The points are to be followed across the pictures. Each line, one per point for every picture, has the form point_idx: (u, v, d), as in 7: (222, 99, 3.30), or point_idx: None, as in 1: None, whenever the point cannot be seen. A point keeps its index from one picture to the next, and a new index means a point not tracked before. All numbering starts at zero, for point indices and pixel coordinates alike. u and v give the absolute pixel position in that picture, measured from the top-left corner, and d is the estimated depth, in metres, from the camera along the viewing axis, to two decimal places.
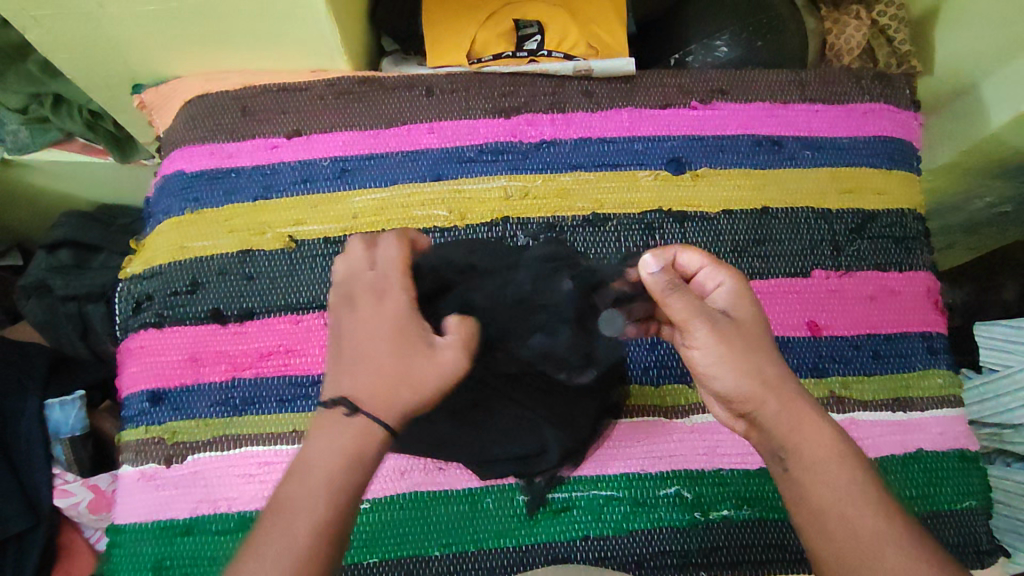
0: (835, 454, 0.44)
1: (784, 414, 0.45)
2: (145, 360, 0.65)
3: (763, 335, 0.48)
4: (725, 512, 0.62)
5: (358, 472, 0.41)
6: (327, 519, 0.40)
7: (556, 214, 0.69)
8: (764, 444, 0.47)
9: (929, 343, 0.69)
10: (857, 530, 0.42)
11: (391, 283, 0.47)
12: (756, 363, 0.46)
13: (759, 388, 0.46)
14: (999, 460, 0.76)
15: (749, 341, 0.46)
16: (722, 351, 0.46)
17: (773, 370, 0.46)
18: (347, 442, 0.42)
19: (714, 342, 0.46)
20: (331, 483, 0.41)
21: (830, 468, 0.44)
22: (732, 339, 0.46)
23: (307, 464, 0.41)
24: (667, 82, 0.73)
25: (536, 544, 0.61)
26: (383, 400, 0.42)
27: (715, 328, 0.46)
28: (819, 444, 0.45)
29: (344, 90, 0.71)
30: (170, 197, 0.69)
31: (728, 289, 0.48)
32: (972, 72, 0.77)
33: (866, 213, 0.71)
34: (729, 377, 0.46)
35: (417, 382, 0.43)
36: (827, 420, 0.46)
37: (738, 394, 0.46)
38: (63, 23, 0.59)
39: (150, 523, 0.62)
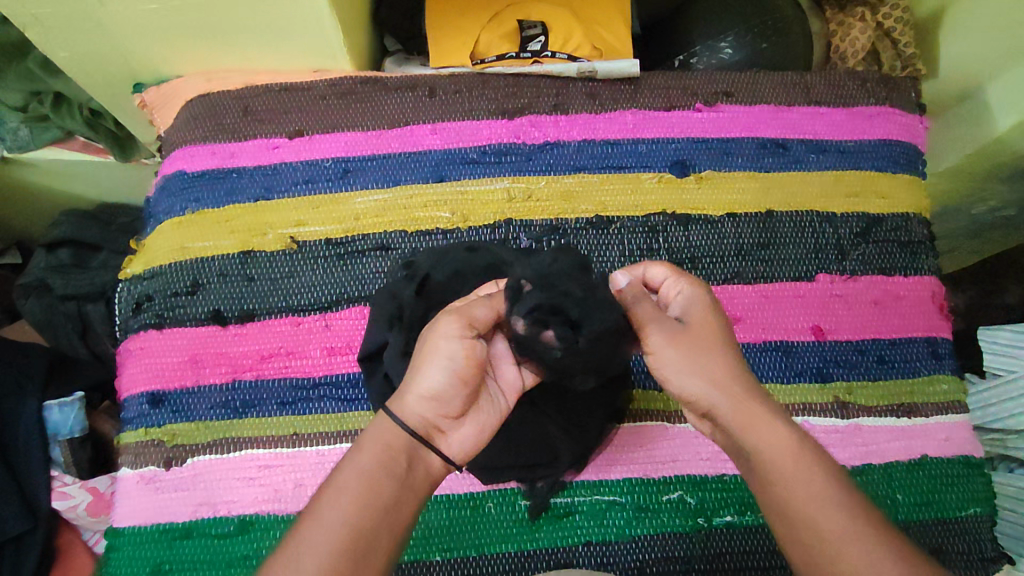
0: (790, 455, 0.42)
1: (737, 415, 0.43)
2: (144, 361, 0.65)
3: (723, 341, 0.46)
4: (728, 518, 0.61)
5: (366, 462, 0.41)
6: (328, 508, 0.39)
7: (560, 216, 0.69)
8: (727, 446, 0.45)
9: (935, 348, 0.69)
10: (823, 535, 0.40)
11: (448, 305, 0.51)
12: (711, 367, 0.44)
13: (715, 390, 0.44)
14: (1002, 466, 0.75)
15: (702, 344, 0.45)
16: (670, 353, 0.45)
17: (726, 371, 0.44)
18: (377, 432, 0.43)
19: (665, 347, 0.45)
20: (339, 476, 0.41)
21: (789, 469, 0.41)
22: (686, 343, 0.45)
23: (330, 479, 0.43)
24: (672, 84, 0.73)
25: (538, 549, 0.60)
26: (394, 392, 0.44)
27: (663, 333, 0.45)
28: (775, 444, 0.42)
29: (347, 91, 0.70)
30: (171, 197, 0.69)
31: (687, 296, 0.48)
32: (978, 76, 0.76)
33: (871, 218, 0.71)
34: (684, 382, 0.45)
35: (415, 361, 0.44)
36: (786, 421, 0.43)
37: (690, 395, 0.45)
38: (63, 21, 0.59)
39: (150, 526, 0.61)
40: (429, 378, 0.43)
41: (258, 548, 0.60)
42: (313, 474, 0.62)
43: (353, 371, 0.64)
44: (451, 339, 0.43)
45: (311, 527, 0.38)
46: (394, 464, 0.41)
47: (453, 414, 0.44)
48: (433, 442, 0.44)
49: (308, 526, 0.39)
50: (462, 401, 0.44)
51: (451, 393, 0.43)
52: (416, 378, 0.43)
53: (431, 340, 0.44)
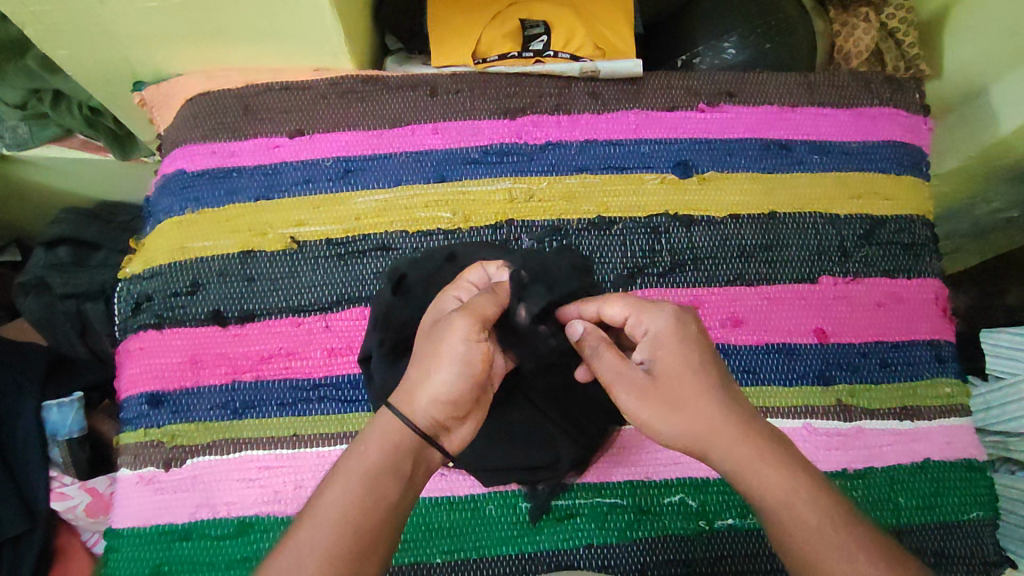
0: (786, 500, 0.40)
1: (730, 460, 0.42)
2: (144, 362, 0.65)
3: (696, 386, 0.44)
4: (730, 521, 0.61)
5: (371, 459, 0.40)
6: (331, 505, 0.39)
7: (561, 217, 0.68)
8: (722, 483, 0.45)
9: (937, 351, 0.68)
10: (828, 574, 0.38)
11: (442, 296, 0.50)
12: (684, 416, 0.44)
13: (698, 440, 0.43)
14: (1003, 468, 0.75)
15: (674, 396, 0.44)
16: (645, 410, 0.45)
17: (711, 419, 0.43)
18: (382, 428, 0.42)
19: (640, 408, 0.45)
20: (343, 472, 0.40)
21: (788, 510, 0.40)
22: (653, 395, 0.45)
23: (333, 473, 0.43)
24: (675, 84, 0.72)
25: (538, 551, 0.60)
26: (398, 390, 0.44)
27: (632, 391, 0.45)
28: (769, 487, 0.41)
29: (348, 90, 0.70)
30: (171, 196, 0.69)
31: (655, 336, 0.47)
32: (982, 77, 0.76)
33: (875, 219, 0.70)
34: (666, 434, 0.45)
35: (423, 360, 0.44)
36: (786, 463, 0.42)
37: (680, 445, 0.45)
38: (62, 19, 0.58)
39: (148, 527, 0.61)
40: (442, 377, 0.43)
41: (257, 549, 0.60)
42: (313, 475, 0.61)
43: (353, 372, 0.64)
44: (467, 339, 0.44)
45: (313, 523, 0.38)
46: (398, 462, 0.41)
47: (460, 414, 0.44)
48: (437, 441, 0.43)
49: (310, 522, 0.38)
50: (468, 400, 0.44)
51: (461, 392, 0.43)
52: (427, 378, 0.43)
53: (446, 340, 0.44)
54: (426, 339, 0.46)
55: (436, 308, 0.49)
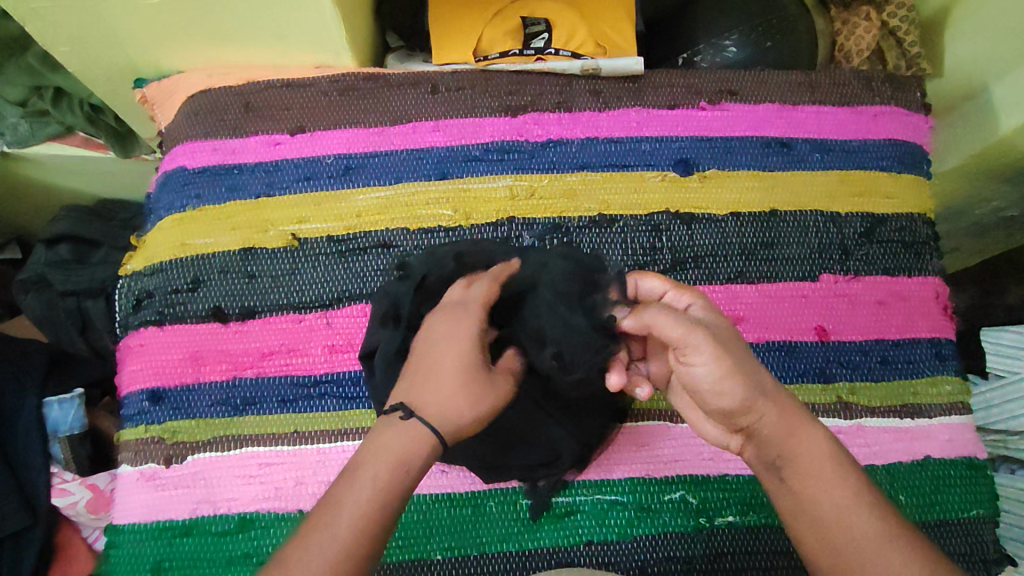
0: (829, 459, 0.44)
1: (782, 422, 0.44)
2: (145, 358, 0.65)
3: (745, 347, 0.46)
4: (730, 518, 0.61)
5: (409, 478, 0.41)
6: (374, 518, 0.39)
7: (562, 214, 0.68)
8: (759, 455, 0.46)
9: (937, 349, 0.68)
10: (855, 533, 0.42)
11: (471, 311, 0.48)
12: (750, 373, 0.44)
13: (763, 395, 0.44)
14: (1004, 467, 0.75)
15: (740, 349, 0.45)
16: (724, 360, 0.43)
17: (765, 378, 0.45)
18: (403, 440, 0.42)
19: (722, 356, 0.43)
20: (379, 482, 0.40)
21: (825, 474, 0.43)
22: (729, 349, 0.44)
23: (349, 470, 0.42)
24: (676, 82, 0.72)
25: (539, 548, 0.60)
26: (438, 410, 0.44)
27: (715, 341, 0.44)
28: (814, 448, 0.44)
29: (348, 87, 0.70)
30: (171, 193, 0.69)
31: (702, 306, 0.48)
32: (983, 75, 0.76)
33: (875, 217, 0.70)
34: (732, 391, 0.44)
35: (476, 400, 0.46)
36: (819, 427, 0.46)
37: (740, 405, 0.44)
38: (63, 15, 0.58)
39: (149, 523, 0.61)
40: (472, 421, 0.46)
41: (258, 546, 0.60)
42: (314, 471, 0.61)
43: (354, 369, 0.64)
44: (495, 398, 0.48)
45: (354, 534, 0.38)
46: (413, 476, 0.42)
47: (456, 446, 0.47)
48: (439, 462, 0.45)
49: (349, 530, 0.38)
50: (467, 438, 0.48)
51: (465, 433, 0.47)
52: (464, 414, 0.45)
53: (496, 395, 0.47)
54: (467, 367, 0.46)
55: (466, 330, 0.47)
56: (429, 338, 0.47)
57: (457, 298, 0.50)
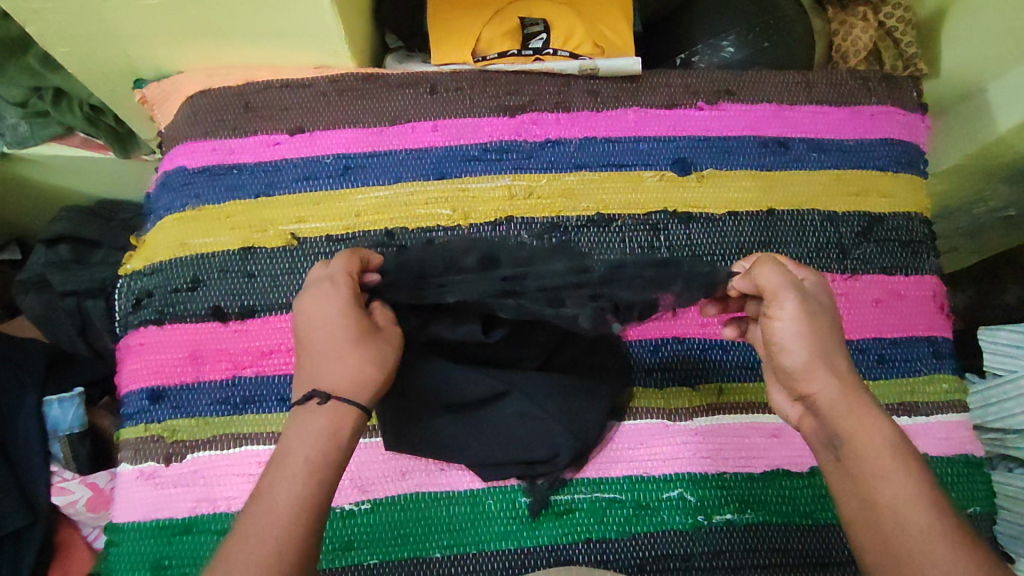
0: (888, 449, 0.44)
1: (844, 401, 0.46)
2: (144, 357, 0.65)
3: (837, 327, 0.49)
4: (728, 516, 0.61)
5: (336, 455, 0.44)
6: (309, 499, 0.41)
7: (561, 214, 0.68)
8: (819, 427, 0.48)
9: (934, 347, 0.69)
10: (910, 525, 0.41)
11: (340, 285, 0.49)
12: (827, 344, 0.48)
13: (831, 368, 0.47)
14: (1002, 465, 0.76)
15: (828, 322, 0.48)
16: (800, 322, 0.48)
17: (841, 357, 0.48)
18: (324, 424, 0.44)
19: (801, 316, 0.48)
20: (308, 467, 0.42)
21: (885, 460, 0.44)
22: (813, 317, 0.48)
23: (276, 460, 0.43)
24: (673, 82, 0.73)
25: (537, 546, 0.60)
26: (348, 385, 0.45)
27: (802, 304, 0.48)
28: (875, 435, 0.45)
29: (347, 87, 0.70)
30: (171, 193, 0.69)
31: (815, 282, 0.51)
32: (980, 75, 0.76)
33: (872, 216, 0.71)
34: (799, 353, 0.48)
35: (375, 362, 0.47)
36: (890, 421, 0.46)
37: (804, 370, 0.48)
38: (63, 16, 0.59)
39: (148, 522, 0.61)
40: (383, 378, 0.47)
41: None
42: None
43: None
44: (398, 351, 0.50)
45: (290, 516, 0.40)
46: (341, 456, 0.44)
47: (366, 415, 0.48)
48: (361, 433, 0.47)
49: (285, 514, 0.40)
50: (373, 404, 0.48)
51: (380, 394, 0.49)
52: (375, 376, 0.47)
53: (393, 351, 0.49)
54: (356, 332, 0.47)
55: (339, 303, 0.48)
56: (307, 319, 0.48)
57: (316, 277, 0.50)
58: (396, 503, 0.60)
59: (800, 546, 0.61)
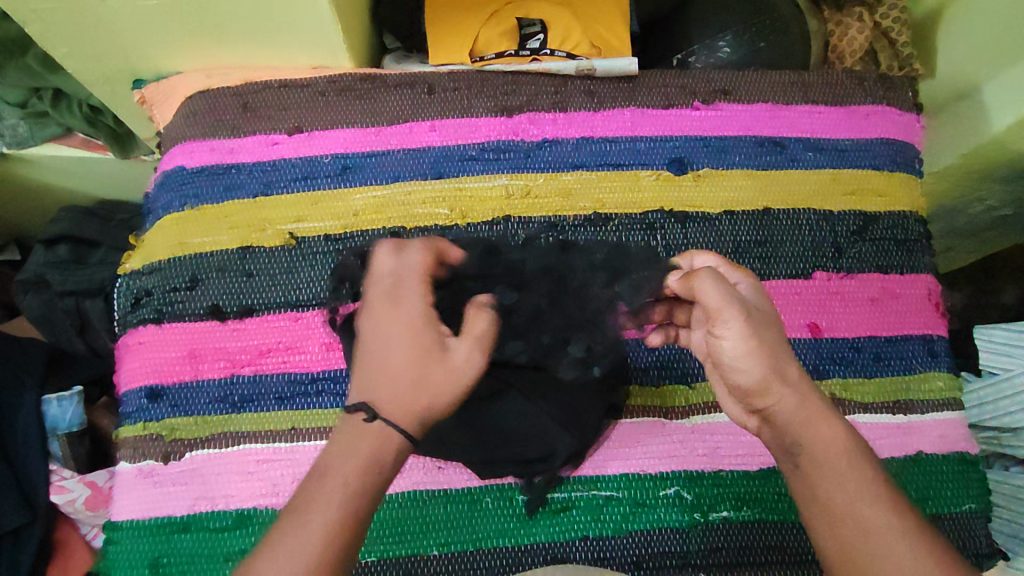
0: (845, 453, 0.44)
1: (798, 411, 0.46)
2: (143, 356, 0.65)
3: (780, 332, 0.48)
4: (724, 513, 0.62)
5: (378, 476, 0.41)
6: (345, 521, 0.39)
7: (558, 213, 0.69)
8: (776, 439, 0.47)
9: (929, 345, 0.69)
10: (869, 526, 0.42)
11: (408, 291, 0.46)
12: (777, 356, 0.46)
13: (781, 380, 0.46)
14: (997, 464, 0.76)
15: (773, 331, 0.47)
16: (748, 337, 0.46)
17: (792, 365, 0.47)
18: (369, 443, 0.41)
19: (748, 330, 0.46)
20: (347, 487, 0.40)
21: (840, 466, 0.44)
22: (759, 329, 0.46)
23: (315, 474, 0.41)
24: (669, 82, 0.73)
25: (535, 543, 0.61)
26: (397, 406, 0.42)
27: (747, 319, 0.46)
28: (832, 440, 0.45)
29: (346, 87, 0.71)
30: (170, 193, 0.69)
31: (748, 285, 0.50)
32: (975, 75, 0.77)
33: (867, 215, 0.71)
34: (752, 371, 0.46)
35: (434, 387, 0.43)
36: (842, 421, 0.46)
37: (758, 386, 0.46)
38: (61, 17, 0.59)
39: (147, 520, 0.61)
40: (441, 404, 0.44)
41: (255, 542, 0.60)
42: None
43: None
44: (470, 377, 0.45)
45: (324, 540, 0.38)
46: (382, 479, 0.41)
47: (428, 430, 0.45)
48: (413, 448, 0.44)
49: (319, 538, 0.38)
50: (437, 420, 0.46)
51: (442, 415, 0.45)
52: (431, 402, 0.43)
53: (463, 374, 0.44)
54: (416, 351, 0.44)
55: (408, 313, 0.45)
56: (373, 322, 0.45)
57: (389, 271, 0.48)
58: (394, 501, 0.61)
59: (795, 543, 0.62)
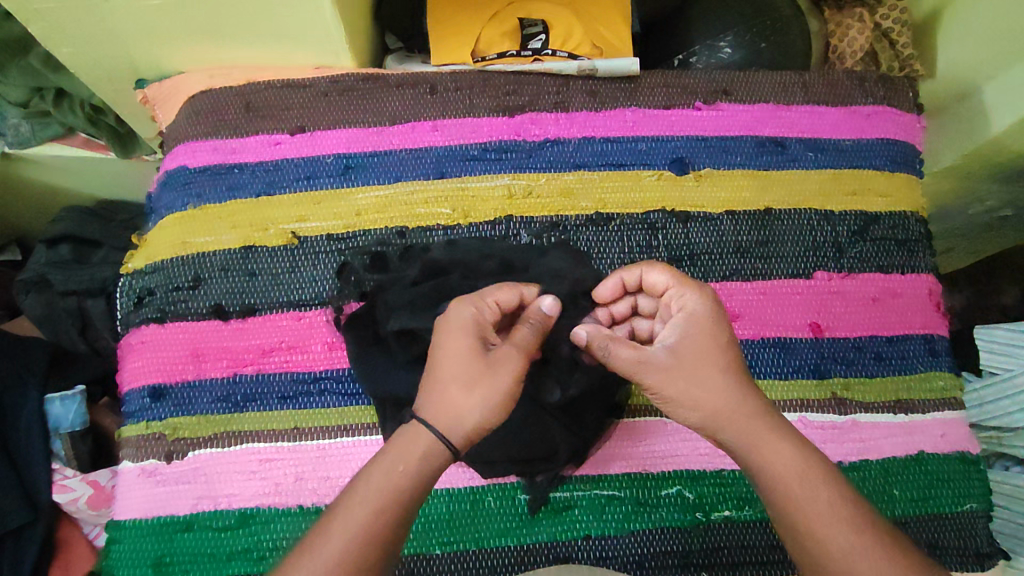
0: (797, 474, 0.45)
1: (739, 437, 0.48)
2: (145, 355, 0.65)
3: (714, 364, 0.49)
4: (726, 513, 0.62)
5: (407, 478, 0.44)
6: (374, 521, 0.42)
7: (559, 213, 0.69)
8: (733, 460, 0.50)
9: (931, 345, 0.69)
10: (828, 547, 0.43)
11: (471, 305, 0.51)
12: (700, 397, 0.48)
13: (711, 418, 0.48)
14: (998, 463, 0.76)
15: (696, 372, 0.49)
16: (665, 388, 0.49)
17: (724, 397, 0.48)
18: (405, 447, 0.45)
19: (662, 382, 0.49)
20: (379, 493, 0.43)
21: (794, 487, 0.45)
22: (678, 376, 0.49)
23: (367, 473, 0.44)
24: (671, 82, 0.73)
25: (537, 543, 0.61)
26: (439, 408, 0.46)
27: (658, 372, 0.49)
28: (779, 463, 0.46)
29: (348, 87, 0.71)
30: (172, 192, 0.69)
31: (684, 315, 0.51)
32: (975, 76, 0.77)
33: (868, 215, 0.71)
34: (683, 413, 0.49)
35: (474, 384, 0.46)
36: (792, 442, 0.47)
37: (696, 422, 0.49)
38: (65, 17, 0.59)
39: (150, 519, 0.61)
40: (483, 408, 0.46)
41: (258, 541, 0.60)
42: (313, 467, 0.62)
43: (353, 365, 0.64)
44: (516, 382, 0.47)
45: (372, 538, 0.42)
46: (413, 481, 0.44)
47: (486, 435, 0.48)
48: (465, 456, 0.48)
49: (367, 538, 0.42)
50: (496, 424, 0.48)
51: (492, 420, 0.47)
52: (471, 406, 0.46)
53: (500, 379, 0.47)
54: (463, 359, 0.47)
55: (461, 323, 0.49)
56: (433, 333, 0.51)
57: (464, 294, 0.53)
58: None
59: None
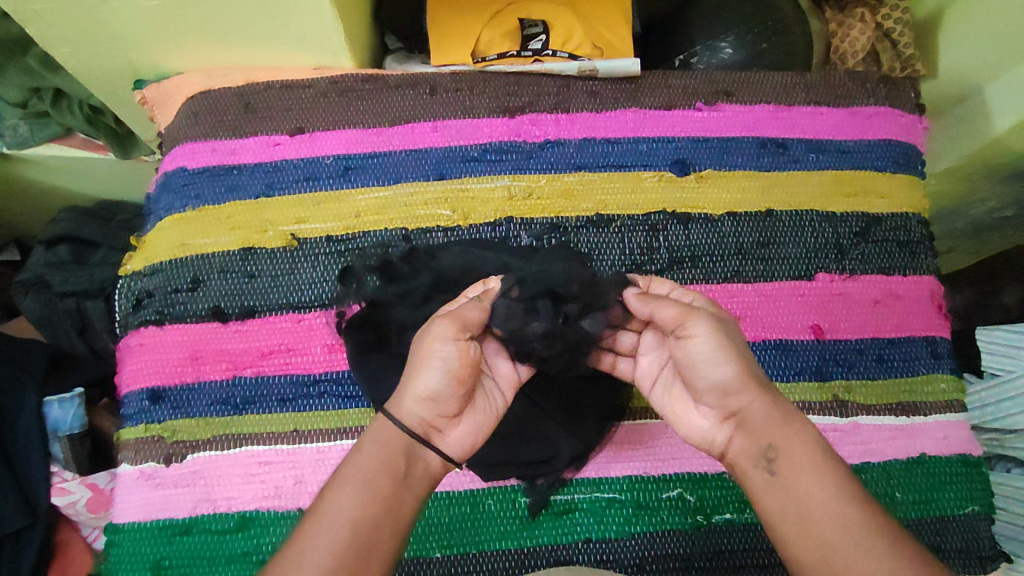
0: (816, 454, 0.45)
1: (770, 410, 0.46)
2: (145, 358, 0.65)
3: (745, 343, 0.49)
4: (727, 516, 0.62)
5: (382, 464, 0.43)
6: (359, 510, 0.41)
7: (560, 214, 0.69)
8: (751, 444, 0.46)
9: (933, 348, 0.69)
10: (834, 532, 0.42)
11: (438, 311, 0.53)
12: (744, 358, 0.47)
13: (749, 383, 0.46)
14: (999, 465, 0.76)
15: (738, 341, 0.48)
16: (715, 340, 0.47)
17: (757, 370, 0.48)
18: (373, 439, 0.45)
19: (715, 332, 0.47)
20: (358, 484, 0.42)
21: (804, 469, 0.44)
22: (726, 334, 0.47)
23: (339, 471, 0.44)
24: (672, 83, 0.73)
25: (537, 546, 0.60)
26: (393, 396, 0.47)
27: (712, 323, 0.47)
28: (802, 442, 0.45)
29: (348, 88, 0.70)
30: (171, 194, 0.69)
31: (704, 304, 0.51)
32: (978, 76, 0.77)
33: (870, 217, 0.71)
34: (724, 371, 0.46)
35: (410, 362, 0.47)
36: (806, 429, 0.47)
37: (731, 385, 0.47)
38: (63, 17, 0.59)
39: (149, 523, 0.61)
40: (423, 377, 0.46)
41: (257, 545, 0.60)
42: (313, 470, 0.62)
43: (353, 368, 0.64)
44: (439, 343, 0.46)
45: (348, 534, 0.40)
46: (389, 466, 0.44)
47: (449, 414, 0.47)
48: (432, 442, 0.46)
49: (342, 532, 0.40)
50: (458, 403, 0.47)
51: (443, 391, 0.46)
52: (412, 380, 0.46)
53: (423, 346, 0.46)
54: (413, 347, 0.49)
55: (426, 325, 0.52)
56: None
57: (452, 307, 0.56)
58: None
59: None
